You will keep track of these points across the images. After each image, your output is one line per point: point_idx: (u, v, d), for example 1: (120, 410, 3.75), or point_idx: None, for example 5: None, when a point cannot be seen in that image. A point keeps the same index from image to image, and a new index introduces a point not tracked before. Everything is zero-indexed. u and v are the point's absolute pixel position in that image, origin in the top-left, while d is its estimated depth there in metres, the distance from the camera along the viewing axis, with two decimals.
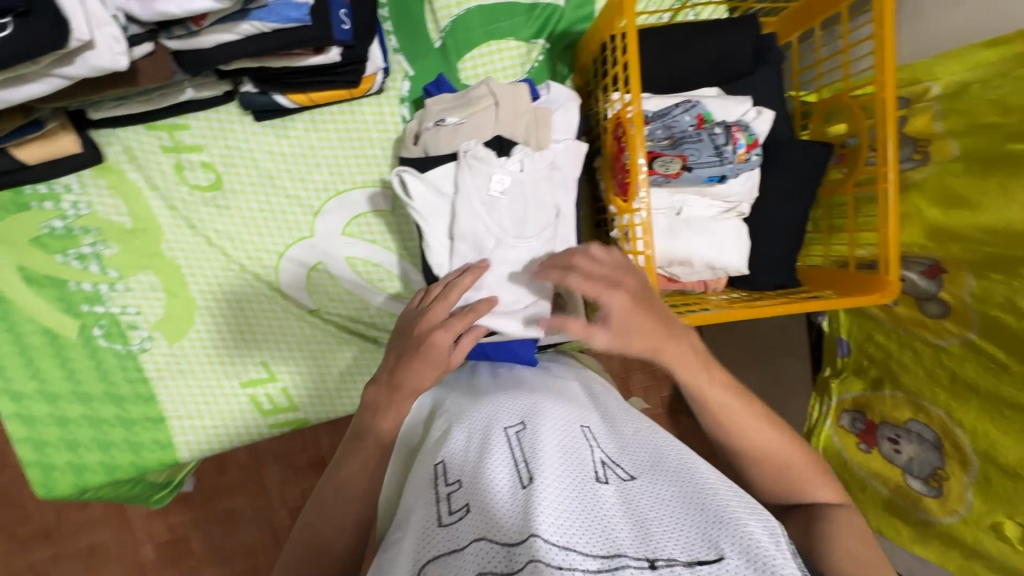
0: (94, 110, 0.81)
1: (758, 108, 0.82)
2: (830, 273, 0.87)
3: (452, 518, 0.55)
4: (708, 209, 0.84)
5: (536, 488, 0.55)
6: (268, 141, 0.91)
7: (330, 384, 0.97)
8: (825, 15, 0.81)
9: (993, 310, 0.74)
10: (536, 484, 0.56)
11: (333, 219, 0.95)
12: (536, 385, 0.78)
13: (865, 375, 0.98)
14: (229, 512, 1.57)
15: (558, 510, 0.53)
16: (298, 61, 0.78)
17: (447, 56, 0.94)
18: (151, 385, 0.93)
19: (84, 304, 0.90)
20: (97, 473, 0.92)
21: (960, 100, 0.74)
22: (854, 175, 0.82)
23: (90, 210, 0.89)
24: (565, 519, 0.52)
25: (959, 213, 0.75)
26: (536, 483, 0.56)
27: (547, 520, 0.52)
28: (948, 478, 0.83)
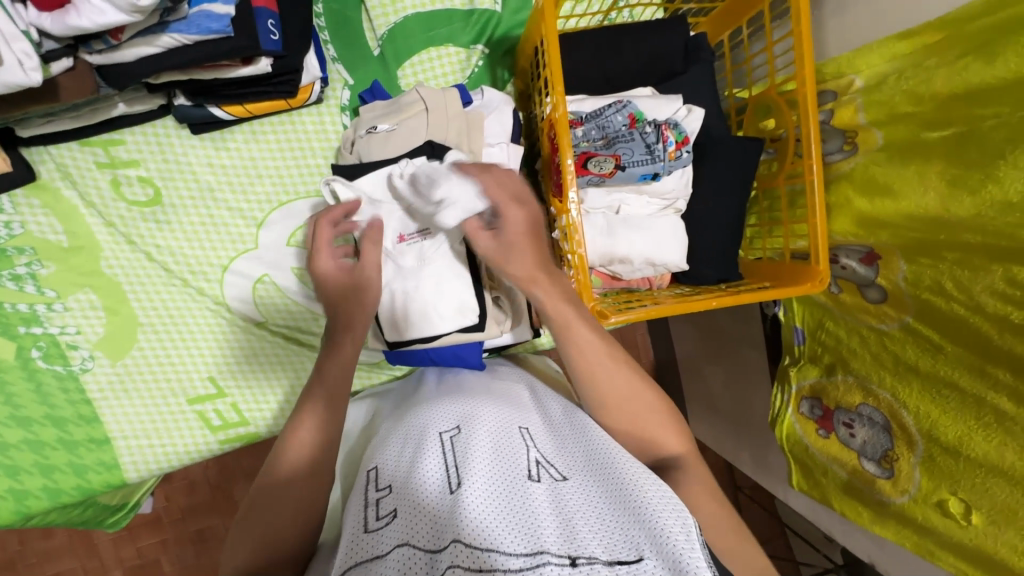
0: (22, 128, 0.80)
1: (688, 107, 0.83)
2: (770, 265, 0.88)
3: (378, 524, 0.55)
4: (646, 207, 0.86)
5: (462, 494, 0.55)
6: (207, 154, 0.91)
7: (281, 397, 0.96)
8: (748, 13, 0.83)
9: (922, 294, 0.75)
10: (464, 489, 0.56)
11: (277, 230, 0.94)
12: (480, 392, 0.78)
13: (820, 362, 1.00)
14: (199, 533, 1.54)
15: (483, 511, 0.53)
16: (227, 73, 0.77)
17: (386, 64, 0.94)
18: (95, 406, 0.91)
19: (20, 326, 0.88)
20: (40, 498, 0.90)
21: (879, 92, 0.75)
22: (785, 168, 0.83)
23: (24, 229, 0.87)
24: (490, 520, 0.52)
25: (884, 201, 0.77)
26: (464, 488, 0.56)
27: (471, 522, 0.52)
28: (898, 460, 0.85)
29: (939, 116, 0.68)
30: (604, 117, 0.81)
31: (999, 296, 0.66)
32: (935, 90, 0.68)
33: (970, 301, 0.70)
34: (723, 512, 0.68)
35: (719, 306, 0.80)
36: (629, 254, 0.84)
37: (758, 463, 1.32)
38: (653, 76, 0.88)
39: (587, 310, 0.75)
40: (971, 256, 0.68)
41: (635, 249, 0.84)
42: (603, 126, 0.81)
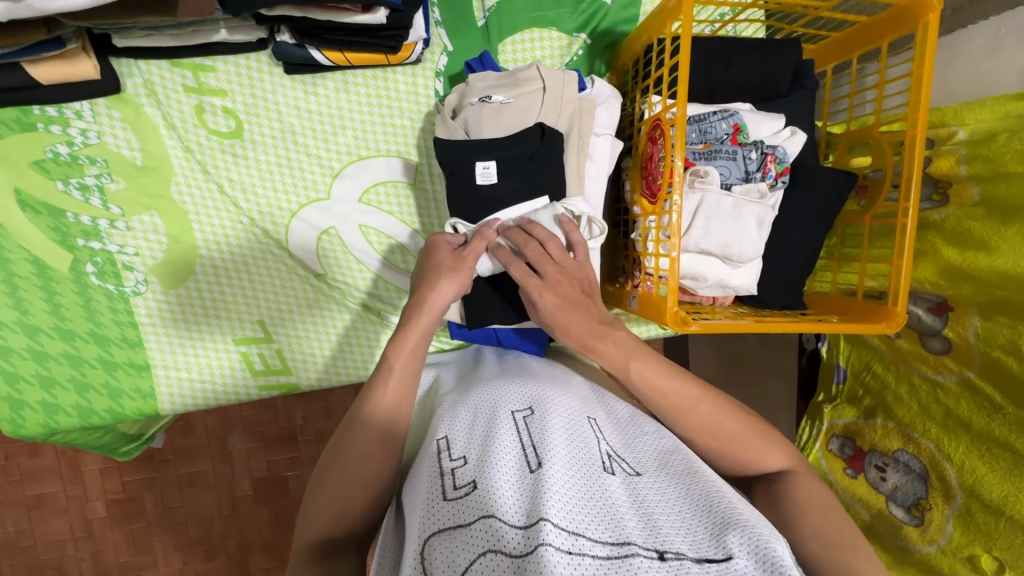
0: (119, 37, 0.78)
1: (791, 129, 0.85)
2: (836, 300, 0.89)
3: (458, 492, 0.55)
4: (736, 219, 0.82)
5: (545, 472, 0.54)
6: (296, 96, 0.89)
7: (326, 352, 0.95)
8: (863, 48, 0.83)
9: (994, 351, 0.77)
10: (546, 467, 0.55)
11: (351, 184, 0.92)
12: (545, 377, 0.78)
13: (859, 404, 1.02)
14: (189, 476, 1.52)
15: (567, 493, 0.53)
16: (344, 18, 0.77)
17: (488, 37, 0.93)
18: (140, 330, 0.89)
19: (79, 238, 0.86)
20: (69, 415, 0.88)
21: (986, 147, 0.76)
22: (874, 208, 0.84)
23: (99, 139, 0.85)
24: (574, 504, 0.51)
25: (973, 255, 0.78)
26: (546, 467, 0.55)
27: (557, 502, 0.51)
28: (931, 509, 0.86)
29: None
30: (706, 125, 0.84)
31: None
32: None
33: None
34: None
35: (790, 330, 0.80)
36: (704, 270, 0.83)
37: None
38: (755, 94, 0.88)
39: (669, 314, 0.75)
40: None
41: (714, 266, 0.83)
42: (702, 133, 0.84)
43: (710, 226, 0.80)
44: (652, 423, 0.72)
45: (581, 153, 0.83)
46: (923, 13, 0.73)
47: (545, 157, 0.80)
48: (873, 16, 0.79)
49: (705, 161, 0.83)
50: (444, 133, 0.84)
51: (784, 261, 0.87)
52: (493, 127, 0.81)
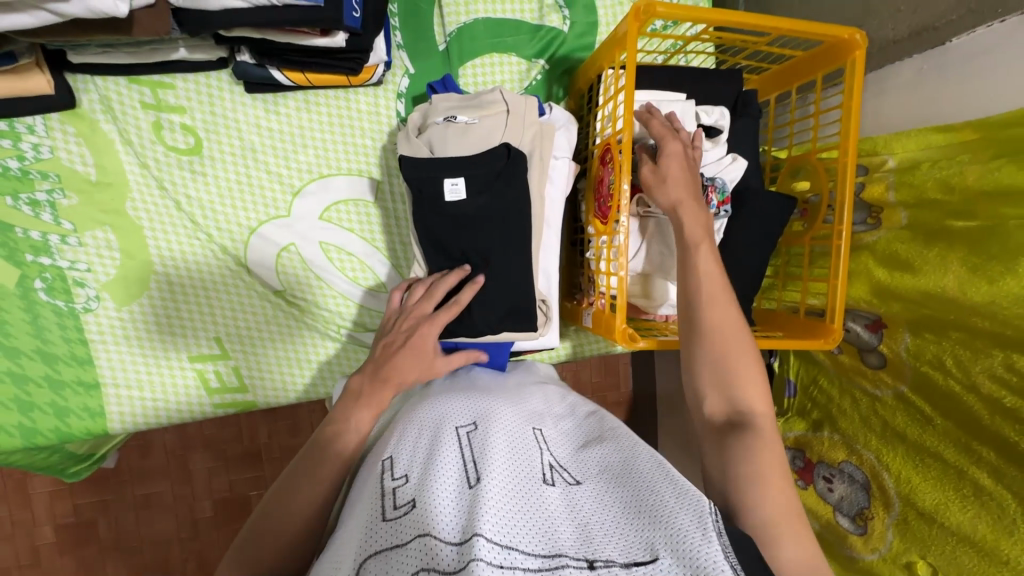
0: (74, 53, 0.78)
1: (734, 155, 0.89)
2: (782, 317, 0.93)
3: (397, 512, 0.55)
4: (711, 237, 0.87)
5: (482, 488, 0.56)
6: (256, 114, 0.90)
7: (285, 369, 0.94)
8: (800, 80, 0.88)
9: (923, 366, 0.82)
10: (483, 483, 0.57)
11: (312, 201, 0.93)
12: (493, 390, 0.79)
13: (808, 417, 1.07)
14: (144, 498, 1.47)
15: (504, 510, 0.54)
16: (302, 41, 0.78)
17: (450, 61, 0.96)
18: (90, 348, 0.88)
19: (28, 254, 0.85)
20: (13, 436, 0.85)
21: (910, 175, 0.81)
22: (813, 230, 0.88)
23: (52, 154, 0.84)
24: (509, 520, 0.53)
25: (902, 275, 0.83)
26: (483, 483, 0.57)
27: (490, 519, 0.52)
28: (873, 518, 0.90)
29: (964, 207, 0.74)
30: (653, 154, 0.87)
31: (996, 379, 0.72)
32: (966, 183, 0.74)
33: (967, 380, 0.76)
34: None
35: None
36: (654, 291, 0.86)
37: None
38: None
39: (618, 331, 0.77)
40: (974, 339, 0.74)
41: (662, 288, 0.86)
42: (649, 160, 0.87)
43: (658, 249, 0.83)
44: (600, 425, 0.75)
45: (543, 173, 0.85)
46: (850, 50, 0.79)
47: (511, 176, 0.82)
48: (807, 51, 0.85)
49: None
50: (407, 150, 0.86)
51: (732, 280, 0.91)
52: (458, 146, 0.84)
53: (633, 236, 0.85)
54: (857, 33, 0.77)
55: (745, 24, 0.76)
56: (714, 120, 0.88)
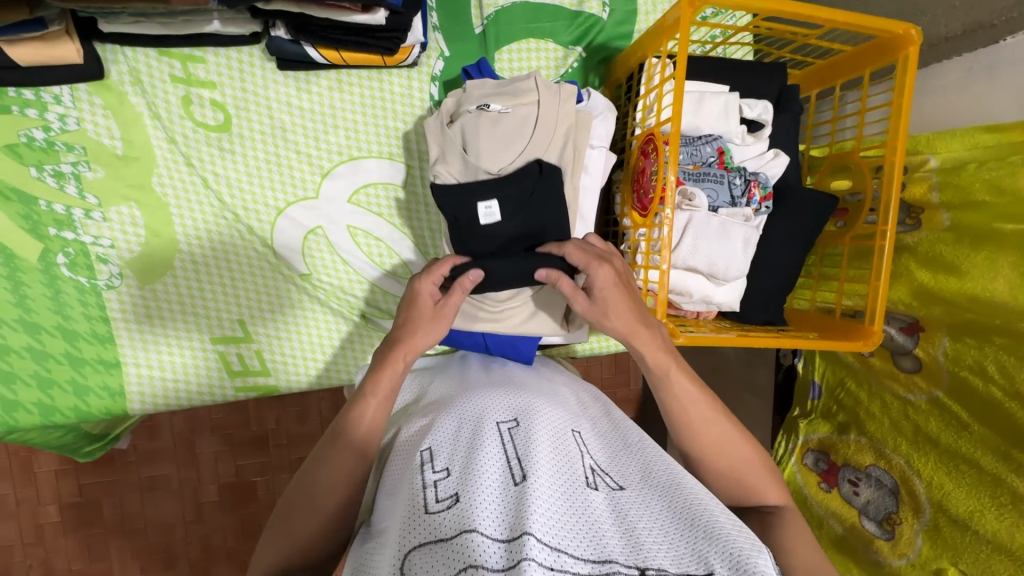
0: (105, 22, 0.75)
1: (774, 151, 0.87)
2: (816, 317, 0.92)
3: (440, 506, 0.54)
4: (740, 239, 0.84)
5: (529, 485, 0.54)
6: (288, 92, 0.88)
7: (307, 355, 0.93)
8: (846, 76, 0.87)
9: (962, 371, 0.80)
10: (530, 481, 0.55)
11: (341, 184, 0.91)
12: (530, 387, 0.78)
13: (833, 419, 1.06)
14: (151, 480, 1.45)
15: (552, 508, 0.52)
16: (342, 17, 0.76)
17: (486, 45, 0.94)
18: (112, 326, 0.86)
19: (51, 227, 0.82)
20: (30, 413, 0.84)
21: (957, 176, 0.80)
22: (853, 230, 0.87)
23: (78, 126, 0.82)
24: (558, 519, 0.51)
25: (945, 278, 0.81)
26: (530, 480, 0.55)
27: (540, 515, 0.50)
28: (901, 523, 0.89)
29: (1013, 210, 0.73)
30: (693, 146, 0.85)
31: None
32: (1017, 186, 0.72)
33: (1010, 387, 0.74)
34: None
35: (773, 345, 0.82)
36: (692, 286, 0.85)
37: None
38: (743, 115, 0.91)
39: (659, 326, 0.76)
40: (1019, 345, 0.73)
41: (700, 283, 0.85)
42: (691, 153, 0.85)
43: (698, 243, 0.81)
44: (637, 432, 0.74)
45: (577, 164, 0.84)
46: (903, 46, 0.77)
47: (545, 193, 0.81)
48: (856, 46, 0.83)
49: (695, 182, 0.84)
50: (438, 142, 0.84)
51: (767, 278, 0.89)
52: (492, 156, 0.82)
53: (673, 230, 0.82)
54: (912, 28, 0.75)
55: (798, 15, 0.74)
56: (758, 113, 0.86)
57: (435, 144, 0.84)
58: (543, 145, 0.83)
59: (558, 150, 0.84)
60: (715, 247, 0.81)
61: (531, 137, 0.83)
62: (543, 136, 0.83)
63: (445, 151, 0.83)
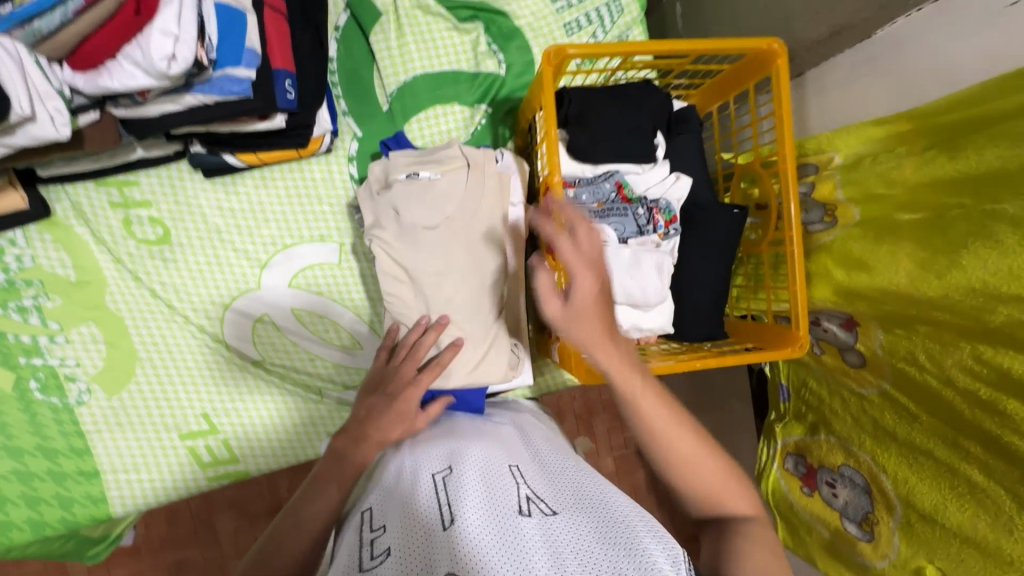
0: (42, 168, 0.84)
1: (676, 174, 0.89)
2: (753, 326, 0.92)
3: (374, 562, 0.56)
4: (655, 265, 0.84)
5: (459, 528, 0.56)
6: (218, 197, 0.95)
7: (273, 435, 0.97)
8: (736, 89, 0.89)
9: (899, 362, 0.79)
10: (457, 526, 0.57)
11: (280, 271, 0.97)
12: (467, 433, 0.80)
13: (805, 420, 1.04)
14: (176, 564, 1.51)
15: (478, 544, 0.54)
16: (244, 127, 0.82)
17: (393, 117, 0.99)
18: (87, 438, 0.92)
19: (21, 356, 0.90)
20: (24, 530, 0.90)
21: (856, 171, 0.80)
22: (767, 237, 0.88)
23: (34, 262, 0.90)
24: (481, 552, 0.53)
25: (856, 274, 0.80)
26: (457, 526, 0.57)
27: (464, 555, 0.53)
28: (879, 523, 0.86)
29: (909, 200, 0.73)
30: (593, 185, 0.88)
31: (970, 373, 0.69)
32: (905, 176, 0.73)
33: (942, 375, 0.73)
34: None
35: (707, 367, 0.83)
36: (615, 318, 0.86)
37: None
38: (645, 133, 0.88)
39: None
40: (941, 331, 0.72)
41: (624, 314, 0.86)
42: (592, 191, 0.88)
43: (609, 278, 0.83)
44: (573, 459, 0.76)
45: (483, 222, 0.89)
46: (772, 58, 0.79)
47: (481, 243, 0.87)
48: (734, 63, 0.85)
49: (602, 219, 0.86)
50: (371, 210, 0.89)
51: (697, 297, 0.90)
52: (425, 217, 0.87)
53: None
54: (775, 42, 0.77)
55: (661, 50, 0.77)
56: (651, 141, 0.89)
57: (369, 211, 0.89)
58: (473, 204, 0.88)
59: (486, 209, 0.89)
60: (626, 278, 0.83)
61: (459, 200, 0.88)
62: (470, 199, 0.88)
63: (380, 217, 0.88)
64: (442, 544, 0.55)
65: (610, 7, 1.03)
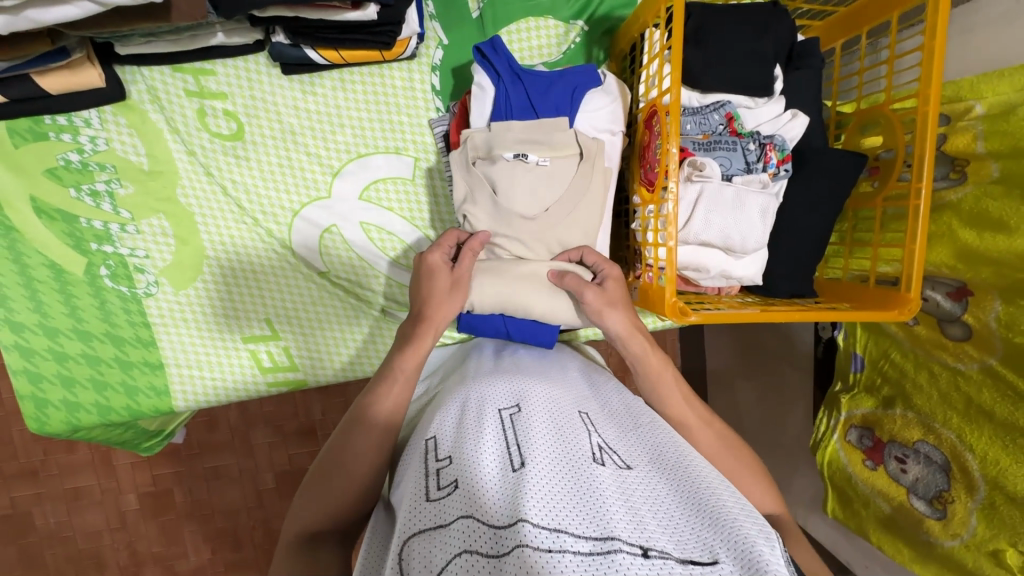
0: (121, 45, 0.79)
1: (792, 111, 0.82)
2: (848, 286, 0.86)
3: (440, 494, 0.52)
4: (760, 205, 0.78)
5: (528, 470, 0.51)
6: (294, 96, 0.90)
7: (333, 347, 0.96)
8: (874, 22, 0.79)
9: (1016, 336, 0.73)
10: (528, 468, 0.52)
11: (351, 181, 0.93)
12: (537, 373, 0.76)
13: (877, 393, 0.98)
14: (214, 470, 1.56)
15: (551, 491, 0.49)
16: (335, 16, 0.76)
17: (484, 27, 0.92)
18: (153, 330, 0.92)
19: (92, 242, 0.89)
20: (90, 413, 0.92)
21: (1005, 122, 0.72)
22: (885, 190, 0.81)
23: (108, 146, 0.88)
24: (554, 499, 0.48)
25: (993, 237, 0.74)
26: (528, 467, 0.52)
27: (537, 498, 0.48)
28: (953, 502, 0.82)
29: None
30: (698, 117, 0.82)
31: None
32: None
33: None
34: (784, 530, 0.66)
35: (799, 319, 0.78)
36: (706, 261, 0.81)
37: (782, 484, 1.30)
38: (748, 85, 0.80)
39: (668, 305, 0.74)
40: None
41: (715, 258, 0.81)
42: (697, 122, 0.82)
43: (710, 217, 0.77)
44: (647, 411, 0.71)
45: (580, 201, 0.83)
46: None
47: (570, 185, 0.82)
48: None
49: (705, 152, 0.81)
50: (466, 181, 0.83)
51: (793, 248, 0.84)
52: (525, 202, 0.82)
53: (682, 205, 0.79)
54: None
55: None
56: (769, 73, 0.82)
57: (461, 182, 0.83)
58: (577, 198, 0.82)
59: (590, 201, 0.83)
60: (726, 218, 0.77)
61: (563, 191, 0.82)
62: (576, 190, 0.82)
63: (473, 190, 0.83)
64: (513, 483, 0.50)
65: None
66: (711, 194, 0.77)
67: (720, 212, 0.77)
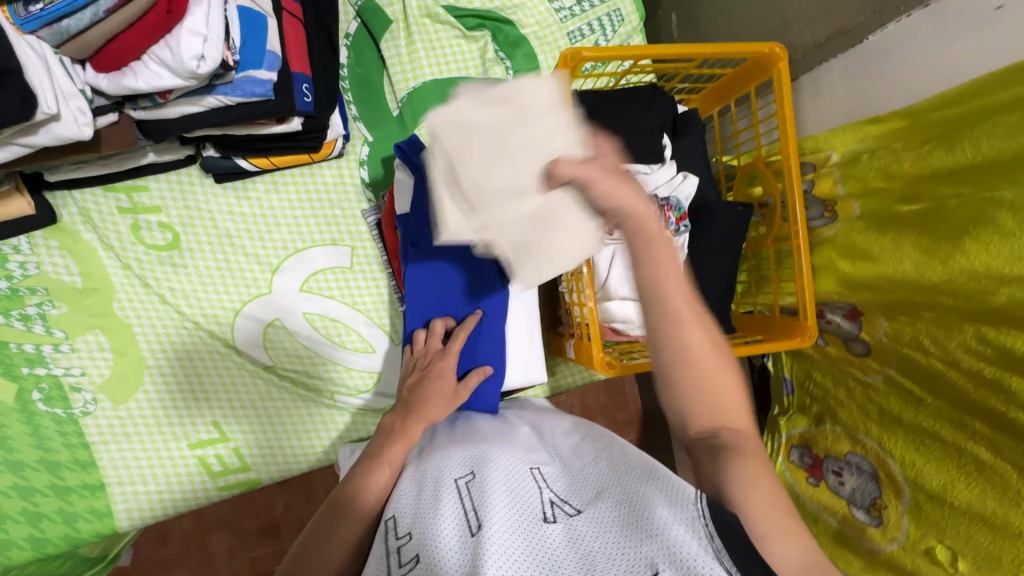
0: (51, 173, 0.82)
1: (683, 173, 0.92)
2: (760, 319, 0.95)
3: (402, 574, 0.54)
4: None
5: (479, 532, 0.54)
6: (228, 202, 0.94)
7: (287, 439, 0.96)
8: (736, 93, 0.93)
9: (903, 348, 0.82)
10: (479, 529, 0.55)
11: (291, 275, 0.96)
12: (492, 435, 0.79)
13: (809, 412, 1.06)
14: None
15: (502, 547, 0.52)
16: (261, 130, 0.82)
17: (404, 123, 1.00)
18: (92, 450, 0.89)
19: (24, 367, 0.87)
20: (24, 549, 0.87)
21: (854, 167, 0.85)
22: (773, 232, 0.92)
23: (39, 269, 0.88)
24: (505, 555, 0.51)
25: (864, 264, 0.85)
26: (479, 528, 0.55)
27: (488, 556, 0.51)
28: (886, 508, 0.89)
29: (908, 192, 0.77)
30: None
31: (974, 354, 0.72)
32: (905, 170, 0.77)
33: (946, 357, 0.76)
34: None
35: None
36: (631, 313, 0.88)
37: None
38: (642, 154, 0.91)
39: (596, 361, 0.80)
40: (944, 316, 0.76)
41: None
42: None
43: (626, 274, 0.85)
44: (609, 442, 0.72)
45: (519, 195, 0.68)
46: (773, 62, 0.83)
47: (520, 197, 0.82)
48: (735, 68, 0.90)
49: None
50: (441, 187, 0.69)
51: (705, 291, 0.92)
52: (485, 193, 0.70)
53: (600, 267, 0.86)
54: (775, 46, 0.82)
55: (669, 53, 0.81)
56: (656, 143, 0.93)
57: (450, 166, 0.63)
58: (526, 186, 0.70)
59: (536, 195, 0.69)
60: None
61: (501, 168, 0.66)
62: None
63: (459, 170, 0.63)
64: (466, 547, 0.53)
65: (612, 17, 1.07)
66: (624, 255, 0.86)
67: (634, 270, 0.86)
